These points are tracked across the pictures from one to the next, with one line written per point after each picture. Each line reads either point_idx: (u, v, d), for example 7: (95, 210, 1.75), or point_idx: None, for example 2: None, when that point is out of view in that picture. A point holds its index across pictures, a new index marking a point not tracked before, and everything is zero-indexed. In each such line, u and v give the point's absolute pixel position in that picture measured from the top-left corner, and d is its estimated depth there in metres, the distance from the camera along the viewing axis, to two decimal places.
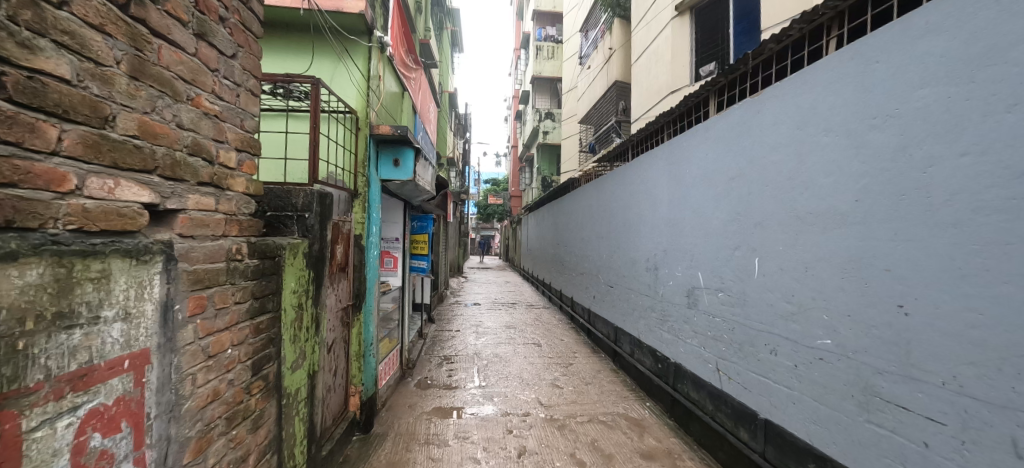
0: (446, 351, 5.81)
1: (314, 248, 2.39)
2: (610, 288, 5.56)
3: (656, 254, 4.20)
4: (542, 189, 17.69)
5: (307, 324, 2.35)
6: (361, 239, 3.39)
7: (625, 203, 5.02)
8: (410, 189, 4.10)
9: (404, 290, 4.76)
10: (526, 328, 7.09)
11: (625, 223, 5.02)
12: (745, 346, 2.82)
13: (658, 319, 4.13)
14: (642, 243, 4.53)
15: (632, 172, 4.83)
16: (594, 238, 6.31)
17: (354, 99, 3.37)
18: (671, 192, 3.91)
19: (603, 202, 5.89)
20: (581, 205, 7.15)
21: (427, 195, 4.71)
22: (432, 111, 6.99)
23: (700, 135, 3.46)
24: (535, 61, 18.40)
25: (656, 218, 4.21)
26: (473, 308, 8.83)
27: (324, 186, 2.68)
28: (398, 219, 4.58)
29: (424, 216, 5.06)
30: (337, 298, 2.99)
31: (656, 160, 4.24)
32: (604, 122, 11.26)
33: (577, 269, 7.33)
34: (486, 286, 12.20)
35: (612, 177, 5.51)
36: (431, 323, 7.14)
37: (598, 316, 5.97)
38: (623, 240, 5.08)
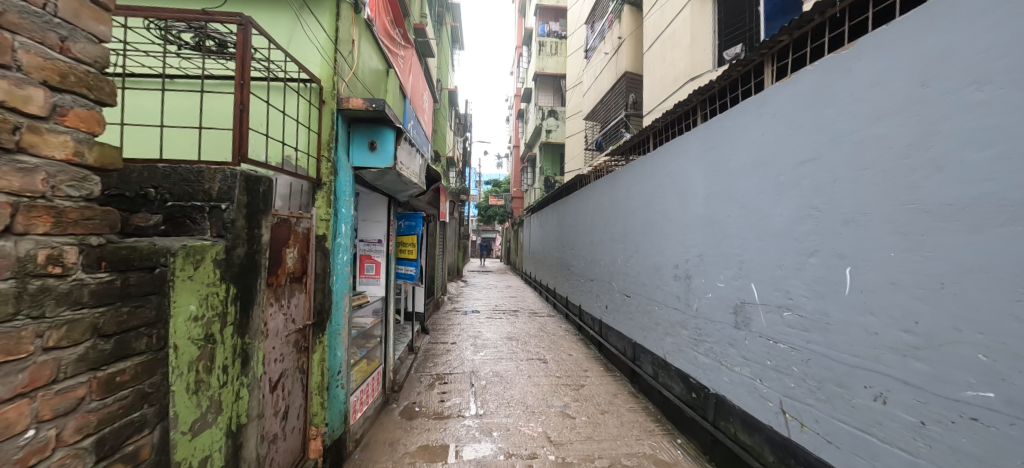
0: (439, 370, 5.07)
1: (235, 253, 1.67)
2: (627, 299, 4.83)
3: (687, 260, 3.47)
4: (544, 190, 16.97)
5: (225, 362, 1.64)
6: (326, 240, 2.67)
7: (646, 200, 4.29)
8: (392, 182, 3.37)
9: (388, 301, 4.04)
10: (529, 340, 6.36)
11: (646, 224, 4.30)
12: (826, 384, 2.11)
13: (690, 339, 3.40)
14: (667, 247, 3.80)
15: (655, 163, 4.10)
16: (607, 241, 5.58)
17: (318, 67, 2.67)
18: (708, 184, 3.20)
19: (618, 200, 5.16)
20: (591, 204, 6.40)
21: (416, 190, 3.97)
22: (425, 99, 6.28)
23: (750, 111, 2.75)
24: (537, 57, 17.71)
25: (687, 217, 3.49)
26: (471, 316, 8.09)
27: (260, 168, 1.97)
28: (382, 219, 3.89)
29: (414, 214, 4.27)
30: (287, 318, 2.27)
31: (687, 147, 3.52)
32: (611, 117, 10.54)
33: (586, 275, 6.59)
34: (486, 292, 11.46)
35: (630, 170, 4.78)
36: (425, 334, 6.41)
37: (612, 329, 5.24)
38: (643, 244, 4.35)
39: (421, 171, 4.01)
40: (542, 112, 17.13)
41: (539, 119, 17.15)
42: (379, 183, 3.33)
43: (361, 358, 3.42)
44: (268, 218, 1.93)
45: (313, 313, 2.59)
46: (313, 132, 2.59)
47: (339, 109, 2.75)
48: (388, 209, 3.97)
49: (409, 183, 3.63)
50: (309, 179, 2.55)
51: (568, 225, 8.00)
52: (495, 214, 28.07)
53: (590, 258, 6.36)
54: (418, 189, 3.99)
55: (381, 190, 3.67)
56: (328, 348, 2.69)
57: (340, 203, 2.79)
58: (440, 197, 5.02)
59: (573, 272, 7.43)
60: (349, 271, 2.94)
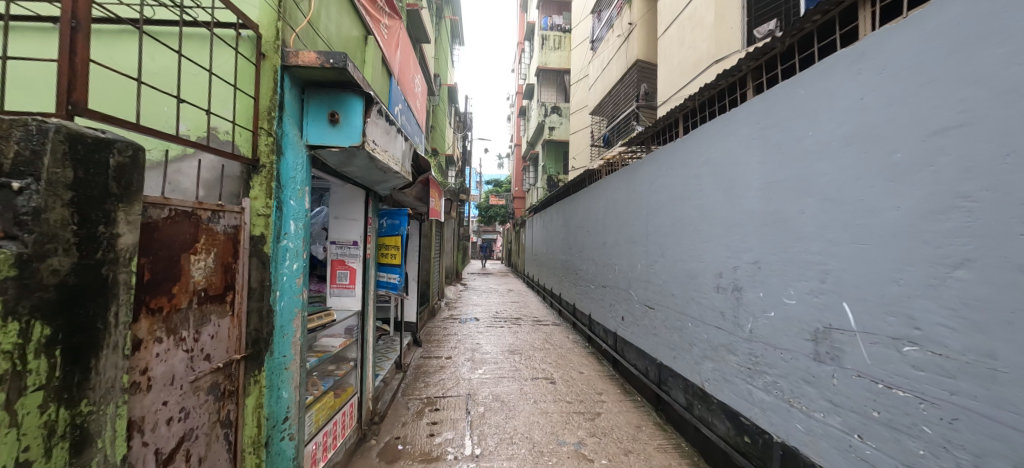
0: (429, 392, 4.35)
1: (48, 266, 0.97)
2: (649, 311, 4.11)
3: (735, 268, 2.76)
4: (546, 189, 16.24)
5: (24, 457, 0.94)
6: (268, 241, 1.96)
7: (677, 194, 3.57)
8: (368, 169, 2.66)
9: (367, 315, 3.31)
10: (533, 354, 5.64)
11: (675, 223, 3.59)
12: (991, 460, 1.41)
13: (741, 368, 2.69)
14: (706, 251, 3.09)
15: (691, 148, 3.37)
16: (623, 244, 4.85)
17: (256, 9, 1.95)
18: (768, 172, 2.48)
19: (638, 195, 4.43)
20: (603, 201, 5.68)
21: (400, 181, 3.26)
22: (416, 83, 5.56)
23: (840, 70, 2.03)
24: (540, 51, 16.98)
25: (734, 214, 2.78)
26: (470, 325, 7.36)
27: (116, 123, 1.28)
28: (359, 218, 3.19)
29: (399, 211, 3.52)
30: (190, 357, 1.56)
31: (736, 127, 2.80)
32: (620, 111, 9.80)
33: (597, 281, 5.86)
34: (486, 296, 10.73)
35: (655, 160, 4.04)
36: (416, 347, 5.70)
37: (630, 344, 4.52)
38: (673, 247, 3.63)
39: (408, 158, 3.28)
40: (545, 109, 16.39)
41: (542, 116, 16.43)
42: (350, 170, 2.62)
43: (325, 390, 2.71)
44: (140, 206, 1.24)
45: (245, 343, 1.88)
46: (247, 97, 1.90)
47: (287, 68, 2.03)
48: (368, 204, 3.25)
49: (391, 173, 2.92)
50: (242, 159, 1.86)
51: (576, 225, 7.25)
52: (495, 214, 27.34)
53: (602, 262, 5.63)
54: (403, 180, 3.28)
55: (355, 180, 2.96)
56: (269, 389, 1.99)
57: (292, 192, 2.08)
58: (432, 192, 4.29)
59: (581, 277, 6.70)
60: (307, 283, 2.23)
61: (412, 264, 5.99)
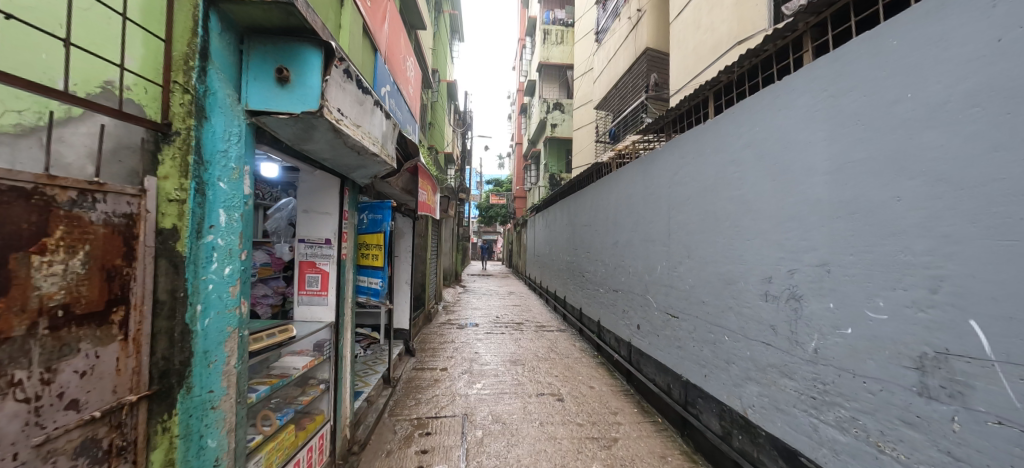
0: (420, 411, 3.81)
1: None
2: (670, 321, 3.58)
3: (790, 272, 2.24)
4: (548, 187, 15.69)
5: None
6: (184, 238, 1.43)
7: (707, 185, 3.04)
8: (337, 150, 2.14)
9: (343, 329, 2.77)
10: (537, 364, 5.10)
11: (705, 219, 3.06)
12: None
13: (800, 396, 2.16)
14: (749, 252, 2.56)
15: (727, 130, 2.84)
16: (638, 243, 4.32)
17: None
18: (840, 151, 1.96)
19: (657, 188, 3.89)
20: (614, 197, 5.15)
21: (382, 169, 2.73)
22: (407, 66, 5.03)
23: (957, 9, 1.52)
24: (541, 46, 16.45)
25: (789, 206, 2.25)
26: (468, 331, 6.81)
27: None
28: (333, 212, 2.66)
29: (382, 203, 2.96)
30: (36, 409, 1.04)
31: (790, 98, 2.28)
32: (627, 104, 9.26)
33: (607, 285, 5.32)
34: (486, 299, 10.19)
35: (678, 147, 3.51)
36: (408, 357, 5.16)
37: (648, 357, 3.99)
38: (702, 247, 3.10)
39: (393, 142, 2.76)
40: (547, 105, 15.85)
41: (544, 112, 15.90)
42: (313, 151, 2.10)
43: (284, 423, 2.15)
44: None
45: (148, 379, 1.35)
46: (154, 41, 1.38)
47: (215, 4, 1.51)
48: (344, 196, 2.73)
49: (368, 158, 2.40)
50: (142, 122, 1.33)
51: (582, 224, 6.70)
52: (496, 215, 26.81)
53: (613, 264, 5.09)
54: (386, 168, 2.75)
55: (325, 165, 2.43)
56: (184, 438, 1.43)
57: (223, 172, 1.55)
58: (424, 185, 3.76)
59: (588, 280, 6.16)
60: (248, 291, 1.69)
61: (404, 266, 5.45)
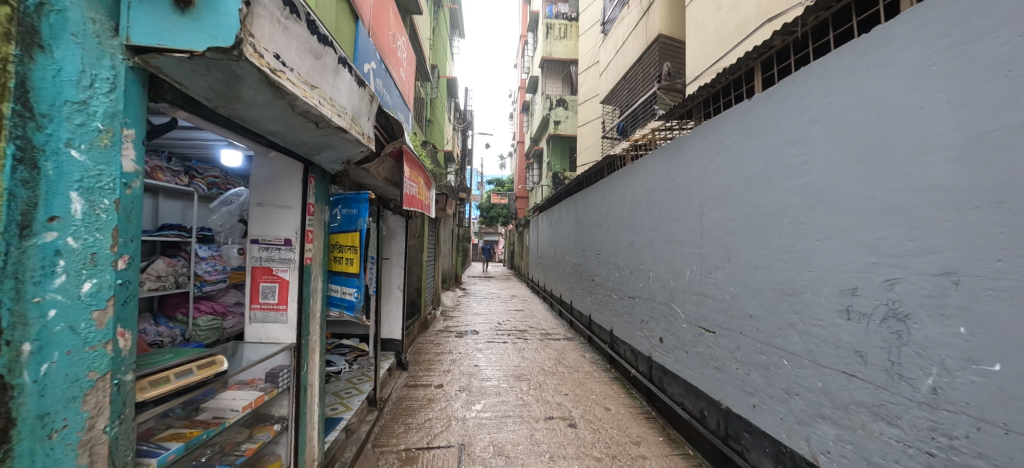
0: (410, 440, 3.24)
1: None
2: (703, 336, 3.03)
3: (890, 283, 1.68)
4: (551, 186, 15.09)
5: None
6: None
7: (755, 173, 2.50)
8: (288, 122, 1.59)
9: (308, 353, 2.22)
10: (545, 380, 4.53)
11: (752, 215, 2.51)
12: None
13: (907, 450, 1.61)
14: (821, 255, 2.01)
15: (785, 104, 2.29)
16: (660, 244, 3.76)
17: None
18: (976, 117, 1.42)
19: (686, 180, 3.33)
20: (630, 192, 4.58)
21: (358, 153, 2.17)
22: (398, 46, 4.48)
23: None
24: (544, 41, 15.84)
25: (885, 195, 1.71)
26: (467, 340, 6.25)
27: None
28: (296, 206, 2.11)
29: (358, 195, 2.35)
30: None
31: (887, 53, 1.73)
32: (637, 97, 8.66)
33: (620, 290, 4.76)
34: (487, 303, 9.63)
35: (714, 130, 2.96)
36: (400, 372, 4.60)
37: (675, 376, 3.42)
38: (748, 248, 2.55)
39: (372, 120, 2.20)
40: (550, 101, 15.27)
41: (547, 109, 15.30)
42: (255, 122, 1.54)
43: None
44: None
45: None
46: None
47: None
48: (310, 185, 2.17)
49: (335, 136, 1.85)
50: None
51: (591, 223, 6.12)
52: (497, 215, 26.24)
53: (628, 268, 4.53)
54: (364, 152, 2.20)
55: (281, 146, 1.88)
56: None
57: (78, 135, 1.00)
58: (416, 176, 3.21)
59: (599, 284, 5.59)
60: (131, 318, 1.14)
61: (396, 270, 4.91)
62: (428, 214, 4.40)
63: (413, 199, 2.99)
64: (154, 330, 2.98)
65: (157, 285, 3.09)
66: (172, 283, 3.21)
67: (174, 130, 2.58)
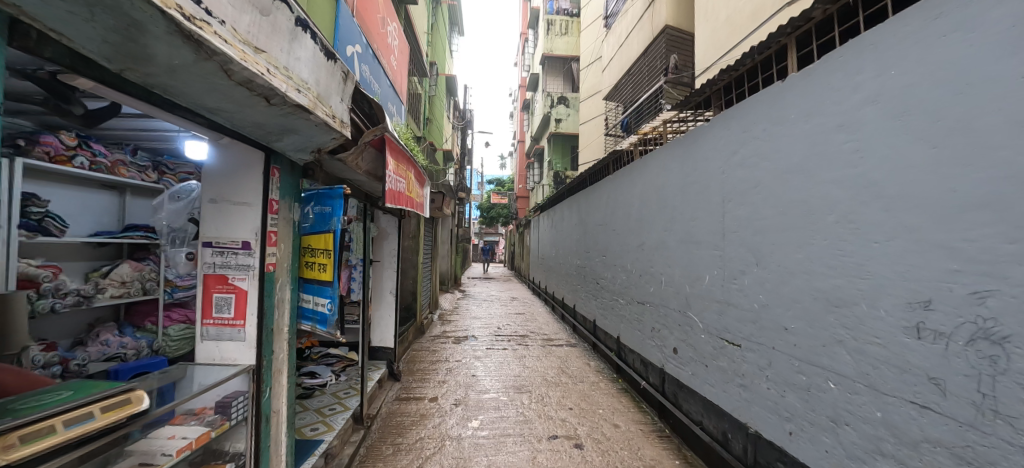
0: (399, 464, 2.91)
1: None
2: (725, 348, 2.71)
3: (978, 297, 1.36)
4: (553, 186, 14.75)
5: None
6: None
7: (791, 164, 2.17)
8: (228, 96, 1.26)
9: (273, 375, 1.89)
10: (548, 392, 4.20)
11: (787, 213, 2.19)
12: None
13: None
14: (879, 260, 1.69)
15: (829, 83, 1.96)
16: (674, 246, 3.43)
17: None
18: None
19: (704, 175, 3.00)
20: (639, 190, 4.25)
21: (330, 141, 1.84)
22: (388, 32, 4.14)
23: None
24: (545, 37, 15.50)
25: (971, 188, 1.38)
26: (465, 346, 5.92)
27: None
28: (255, 202, 1.78)
29: (331, 190, 1.99)
30: None
31: (971, 13, 1.40)
32: (642, 92, 8.31)
33: (628, 295, 4.42)
34: (486, 306, 9.29)
35: (739, 117, 2.63)
36: (391, 383, 4.27)
37: (693, 392, 3.10)
38: (782, 251, 2.23)
39: (347, 102, 1.87)
40: (551, 99, 14.92)
41: (548, 107, 14.95)
42: (185, 94, 1.22)
43: None
44: None
45: None
46: None
47: None
48: (273, 178, 1.84)
49: (295, 117, 1.52)
50: None
51: (596, 223, 5.78)
52: (497, 215, 25.90)
53: (637, 272, 4.20)
54: (337, 140, 1.86)
55: (232, 130, 1.55)
56: None
57: None
58: (404, 171, 2.87)
59: (605, 288, 5.25)
60: None
61: (388, 274, 4.58)
62: (421, 214, 4.06)
63: (400, 196, 2.64)
64: (116, 343, 2.69)
65: (120, 292, 2.83)
66: (138, 290, 2.92)
67: (125, 117, 2.26)
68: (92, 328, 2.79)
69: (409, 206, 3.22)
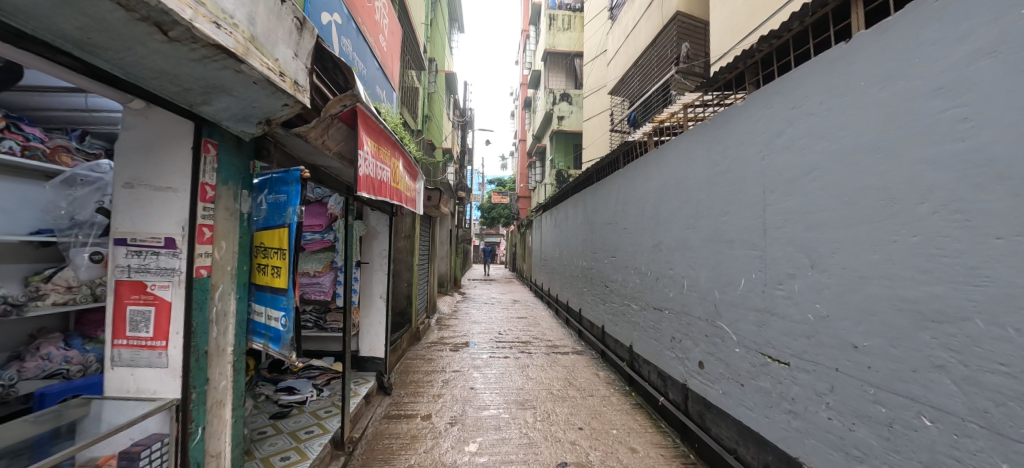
0: None
1: None
2: (767, 366, 2.28)
3: None
4: (555, 185, 14.28)
5: None
6: None
7: (860, 143, 1.75)
8: (95, 17, 0.85)
9: (209, 410, 1.47)
10: (556, 408, 3.75)
11: (855, 203, 1.77)
12: None
13: None
14: (1004, 261, 1.27)
15: (918, 38, 1.54)
16: (698, 245, 3.01)
17: None
18: None
19: (737, 164, 2.58)
20: (654, 183, 3.82)
21: (281, 109, 1.43)
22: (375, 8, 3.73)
23: None
24: (547, 32, 15.06)
25: None
26: (463, 354, 5.48)
27: None
28: (181, 187, 1.37)
29: (286, 173, 1.58)
30: None
31: None
32: (649, 84, 7.88)
33: (642, 300, 4.00)
34: (486, 310, 8.86)
35: (785, 92, 2.21)
36: (381, 398, 3.83)
37: (725, 415, 2.66)
38: (847, 251, 1.81)
39: (303, 60, 1.46)
40: (553, 96, 14.48)
41: (550, 104, 14.52)
42: (24, 11, 0.81)
43: None
44: None
45: None
46: None
47: None
48: (207, 157, 1.43)
49: (217, 67, 1.10)
50: None
51: (603, 221, 5.35)
52: (498, 216, 25.47)
53: (652, 274, 3.78)
54: (290, 109, 1.45)
55: (135, 84, 1.15)
56: None
57: None
58: (389, 159, 2.47)
59: (614, 292, 4.83)
60: None
61: (378, 278, 4.16)
62: (412, 211, 3.64)
63: (382, 187, 2.24)
64: (60, 357, 2.01)
65: (64, 299, 2.11)
66: (88, 296, 2.18)
67: (45, 90, 1.85)
68: (34, 341, 2.08)
69: (397, 201, 2.81)
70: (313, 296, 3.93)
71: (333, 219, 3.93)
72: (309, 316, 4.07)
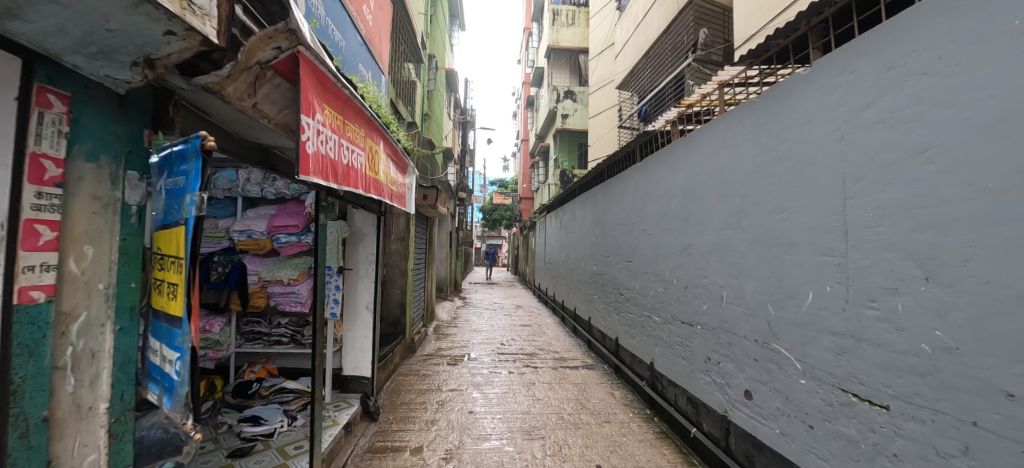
0: None
1: None
2: (850, 407, 1.76)
3: None
4: (559, 185, 13.74)
5: None
6: None
7: (1018, 105, 1.22)
8: None
9: None
10: (567, 437, 3.21)
11: (1006, 191, 1.25)
12: None
13: None
14: None
15: None
16: (743, 249, 2.48)
17: None
18: None
19: (800, 148, 2.06)
20: (680, 177, 3.30)
21: (165, 39, 0.92)
22: None
23: None
24: (550, 28, 14.53)
25: None
26: (462, 369, 4.93)
27: None
28: None
29: (187, 143, 1.06)
30: None
31: None
32: (662, 76, 7.36)
33: (666, 312, 3.46)
34: (487, 316, 8.31)
35: (877, 50, 1.68)
36: (365, 427, 3.29)
37: (784, 461, 2.13)
38: (991, 259, 1.28)
39: None
40: (557, 93, 13.93)
41: (554, 101, 13.98)
42: None
43: None
44: None
45: None
46: None
47: None
48: (47, 115, 0.91)
49: None
50: None
51: (616, 222, 4.83)
52: (499, 217, 24.93)
53: (678, 283, 3.25)
54: (182, 43, 0.95)
55: None
56: None
57: None
58: (364, 142, 1.92)
59: (630, 302, 4.30)
60: None
61: (364, 286, 3.64)
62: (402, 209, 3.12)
63: (350, 175, 1.69)
64: None
65: None
66: None
67: None
68: None
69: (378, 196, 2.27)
70: (287, 309, 3.46)
71: (312, 219, 3.42)
72: (285, 329, 3.55)
